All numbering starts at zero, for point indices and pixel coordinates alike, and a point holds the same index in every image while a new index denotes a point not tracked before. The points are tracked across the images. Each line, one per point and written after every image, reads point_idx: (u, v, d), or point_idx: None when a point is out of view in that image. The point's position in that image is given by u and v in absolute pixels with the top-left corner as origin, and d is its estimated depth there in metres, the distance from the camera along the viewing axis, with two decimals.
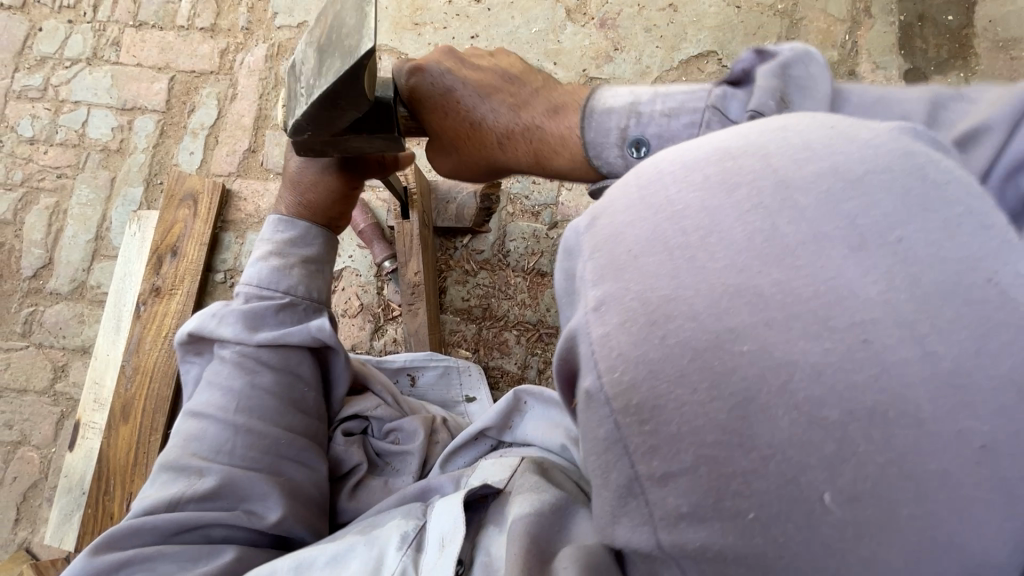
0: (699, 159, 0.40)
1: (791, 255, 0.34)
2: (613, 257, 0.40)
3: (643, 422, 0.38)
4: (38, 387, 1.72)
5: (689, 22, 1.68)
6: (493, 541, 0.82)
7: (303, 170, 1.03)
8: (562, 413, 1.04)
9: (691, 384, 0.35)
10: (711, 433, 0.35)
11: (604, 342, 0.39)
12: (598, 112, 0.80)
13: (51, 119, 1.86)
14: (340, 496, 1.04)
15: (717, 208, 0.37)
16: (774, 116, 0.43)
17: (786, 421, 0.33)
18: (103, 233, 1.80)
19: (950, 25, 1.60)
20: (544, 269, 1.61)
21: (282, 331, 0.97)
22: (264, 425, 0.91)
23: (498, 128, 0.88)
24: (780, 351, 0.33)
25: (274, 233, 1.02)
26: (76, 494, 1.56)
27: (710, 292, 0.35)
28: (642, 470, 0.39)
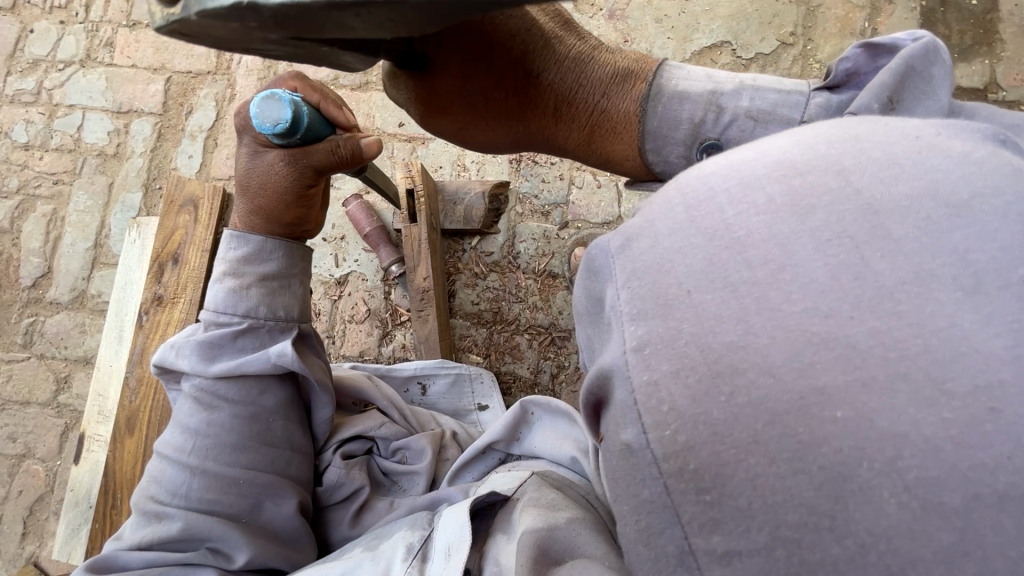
0: (762, 175, 0.39)
1: (891, 300, 0.33)
2: (661, 296, 0.39)
3: (704, 491, 0.35)
4: (41, 399, 1.69)
5: (701, 12, 1.62)
6: (502, 550, 0.76)
7: (251, 172, 0.89)
8: (572, 424, 1.00)
9: (767, 454, 0.33)
10: (794, 513, 0.32)
11: (651, 391, 0.38)
12: (670, 95, 0.75)
13: (45, 123, 1.82)
14: (342, 524, 0.99)
15: (791, 240, 0.36)
16: (837, 125, 0.43)
17: (893, 506, 0.30)
18: (102, 240, 1.75)
19: (973, 9, 1.54)
20: (555, 270, 1.57)
21: (238, 360, 0.89)
22: (220, 466, 0.87)
23: (560, 91, 0.78)
24: (881, 420, 0.31)
25: (228, 250, 0.92)
26: (83, 508, 1.53)
27: (788, 342, 0.33)
28: (698, 543, 0.36)
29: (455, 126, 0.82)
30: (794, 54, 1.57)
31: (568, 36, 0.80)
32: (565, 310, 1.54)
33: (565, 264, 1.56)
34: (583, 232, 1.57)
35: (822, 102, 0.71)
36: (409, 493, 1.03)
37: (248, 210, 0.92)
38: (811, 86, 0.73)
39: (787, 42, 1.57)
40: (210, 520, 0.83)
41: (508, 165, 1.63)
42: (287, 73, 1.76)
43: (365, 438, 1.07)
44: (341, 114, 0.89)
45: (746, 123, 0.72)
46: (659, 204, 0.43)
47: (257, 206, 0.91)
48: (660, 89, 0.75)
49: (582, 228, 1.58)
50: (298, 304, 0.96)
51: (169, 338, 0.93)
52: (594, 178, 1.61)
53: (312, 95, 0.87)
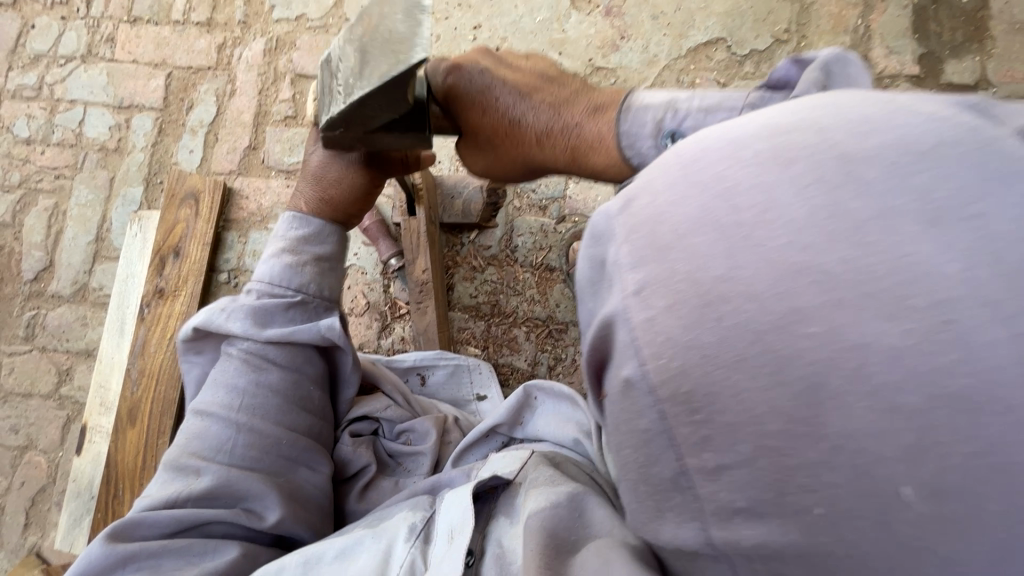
0: (747, 136, 0.41)
1: (862, 231, 0.34)
2: (657, 242, 0.41)
3: (695, 411, 0.38)
4: (43, 390, 1.71)
5: (697, 9, 1.64)
6: (505, 532, 0.78)
7: (326, 165, 0.98)
8: (575, 408, 1.02)
9: (749, 369, 0.35)
10: (775, 423, 0.35)
11: (648, 326, 0.40)
12: (634, 109, 0.78)
13: (46, 119, 1.83)
14: (350, 498, 1.01)
15: (775, 186, 0.38)
16: (823, 94, 0.44)
17: (862, 408, 0.32)
18: (104, 234, 1.77)
19: (965, 7, 1.56)
20: (553, 264, 1.58)
21: (292, 328, 0.93)
22: (266, 426, 0.89)
23: (537, 127, 0.86)
24: (850, 332, 0.33)
25: (289, 229, 0.99)
26: (85, 499, 1.55)
27: (770, 270, 0.36)
28: (690, 462, 0.39)
29: (474, 159, 0.95)
30: (788, 50, 1.59)
31: (551, 85, 0.89)
32: (562, 304, 1.56)
33: (563, 258, 1.58)
34: (582, 225, 1.59)
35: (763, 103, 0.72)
36: (413, 473, 1.05)
37: (314, 198, 0.99)
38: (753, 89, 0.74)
39: (781, 38, 1.60)
40: (251, 478, 0.84)
41: None
42: (287, 68, 1.78)
43: (371, 419, 1.09)
44: None
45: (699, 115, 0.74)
46: (659, 166, 0.45)
47: (325, 195, 0.98)
48: (630, 106, 0.79)
49: (579, 222, 1.60)
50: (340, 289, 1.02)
51: (216, 304, 0.95)
52: None
53: None
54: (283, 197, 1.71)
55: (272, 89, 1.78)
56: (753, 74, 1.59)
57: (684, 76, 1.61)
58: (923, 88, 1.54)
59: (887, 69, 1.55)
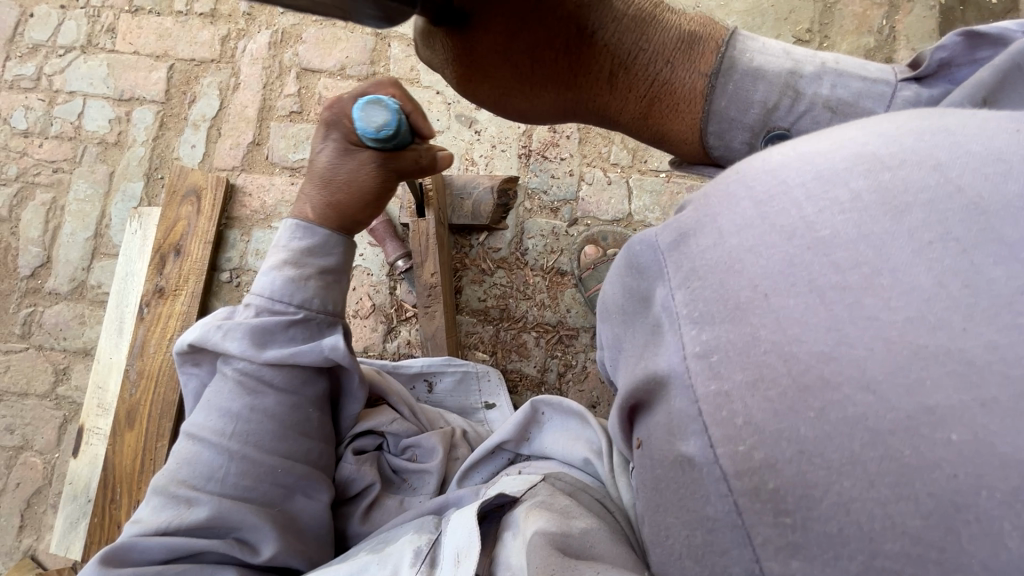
0: (841, 170, 0.39)
1: (1004, 311, 0.31)
2: (733, 300, 0.38)
3: (783, 513, 0.33)
4: (40, 390, 1.67)
5: (717, 6, 1.59)
6: (511, 551, 0.73)
7: (335, 167, 0.93)
8: (584, 425, 0.98)
9: (863, 476, 0.31)
10: (893, 542, 0.30)
11: (720, 402, 0.37)
12: (739, 75, 0.76)
13: (45, 110, 1.78)
14: (351, 520, 0.98)
15: (887, 243, 0.35)
16: (924, 118, 0.41)
17: (1017, 539, 0.27)
18: (102, 230, 1.72)
19: (994, 9, 1.51)
20: (564, 268, 1.54)
21: (291, 350, 0.89)
22: (260, 454, 0.85)
23: (619, 56, 0.79)
24: (1001, 444, 0.28)
25: (291, 239, 0.93)
26: (81, 502, 1.51)
27: (888, 356, 0.32)
28: (770, 565, 0.34)
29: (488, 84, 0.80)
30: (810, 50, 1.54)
31: None
32: (573, 308, 1.52)
33: (574, 262, 1.53)
34: (594, 228, 1.55)
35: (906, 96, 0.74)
36: (418, 492, 1.01)
37: (321, 203, 0.94)
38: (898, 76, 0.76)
39: (803, 38, 1.55)
40: (244, 510, 0.81)
41: (518, 160, 1.61)
42: (292, 62, 1.73)
43: (376, 433, 1.05)
44: (426, 125, 0.93)
45: (820, 113, 0.75)
46: (721, 197, 0.43)
47: (333, 199, 0.94)
48: (732, 63, 0.76)
49: (591, 225, 1.56)
50: (344, 302, 0.97)
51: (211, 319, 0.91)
52: (605, 174, 1.58)
53: (406, 103, 0.91)
54: (286, 195, 1.67)
55: (277, 83, 1.73)
56: None
57: None
58: None
59: None
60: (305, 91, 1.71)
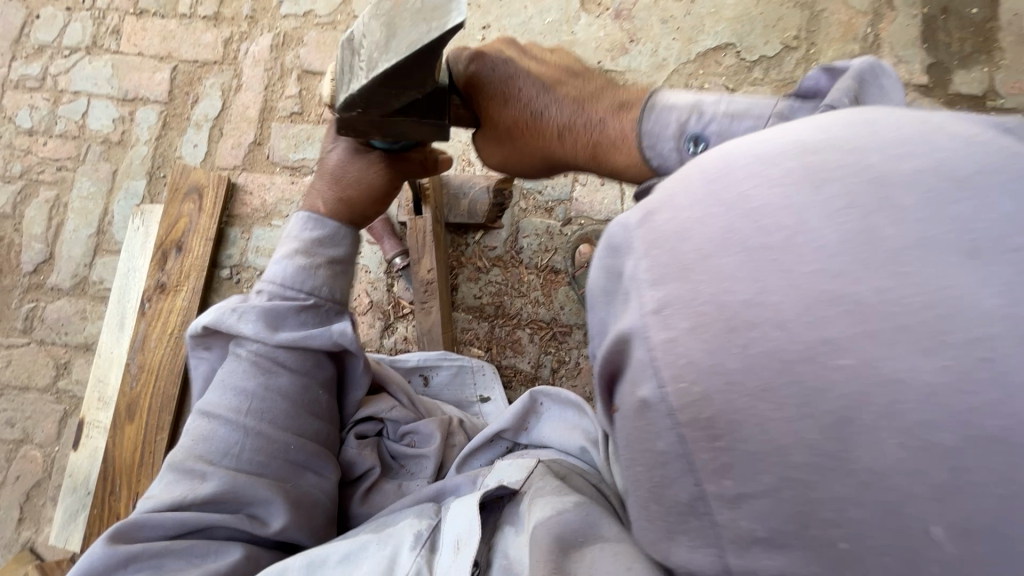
0: (778, 153, 0.41)
1: (897, 262, 0.34)
2: (681, 260, 0.40)
3: (717, 437, 0.37)
4: (40, 384, 1.69)
5: (707, 14, 1.64)
6: (510, 542, 0.77)
7: (345, 166, 0.99)
8: (581, 414, 1.01)
9: (776, 398, 0.35)
10: (801, 456, 0.34)
11: (669, 348, 0.39)
12: (658, 108, 0.76)
13: (50, 110, 1.81)
14: (353, 500, 1.01)
15: (805, 207, 0.37)
16: (856, 110, 0.44)
17: (893, 447, 0.32)
18: (105, 227, 1.75)
19: (974, 18, 1.56)
20: (557, 266, 1.58)
21: (303, 333, 0.92)
22: (275, 430, 0.88)
23: (559, 121, 0.84)
24: (882, 365, 0.32)
25: (302, 230, 0.97)
26: (81, 494, 1.53)
27: (800, 299, 0.35)
28: (709, 488, 0.38)
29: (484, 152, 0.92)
30: (797, 57, 1.59)
31: (576, 82, 0.87)
32: (567, 306, 1.55)
33: (568, 260, 1.57)
34: (587, 227, 1.59)
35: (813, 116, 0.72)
36: (416, 476, 1.04)
37: (332, 199, 0.99)
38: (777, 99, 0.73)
39: (791, 45, 1.60)
40: (257, 483, 0.84)
41: None
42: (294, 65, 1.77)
43: (377, 419, 1.08)
44: None
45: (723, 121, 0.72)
46: (683, 180, 0.44)
47: (343, 195, 0.99)
48: (654, 103, 0.77)
49: (585, 224, 1.59)
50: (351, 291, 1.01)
51: (225, 302, 0.94)
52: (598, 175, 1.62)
53: None
54: (286, 193, 1.70)
55: (279, 84, 1.77)
56: (761, 79, 1.59)
57: (692, 81, 1.61)
58: (931, 97, 1.54)
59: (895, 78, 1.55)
60: (306, 93, 1.75)
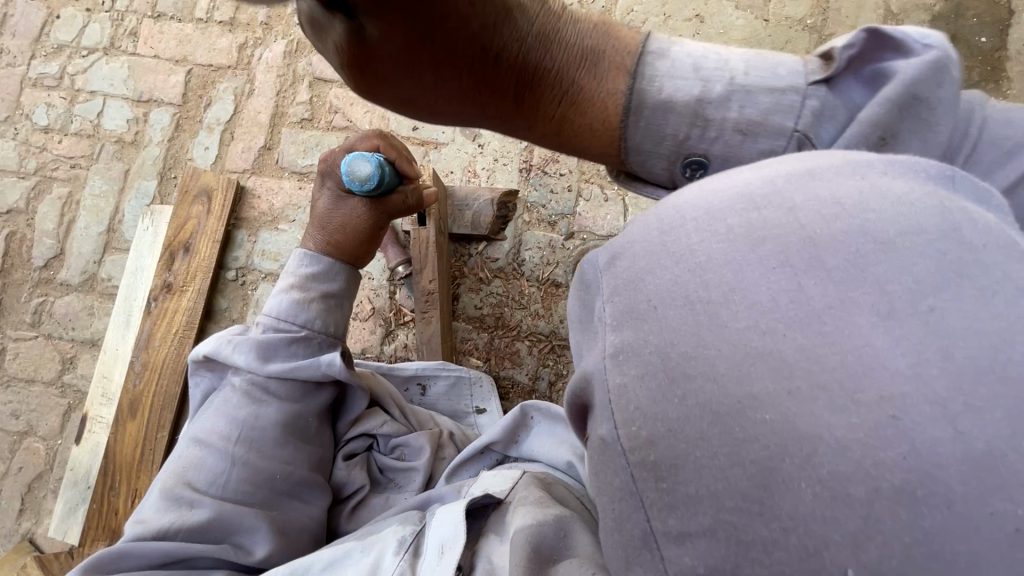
0: (725, 208, 0.42)
1: (819, 321, 0.35)
2: (635, 310, 0.42)
3: (661, 478, 0.38)
4: (46, 377, 1.72)
5: (715, 34, 1.65)
6: (494, 548, 0.78)
7: (333, 211, 1.06)
8: (568, 430, 1.03)
9: (710, 447, 0.36)
10: (731, 498, 0.35)
11: (621, 392, 0.41)
12: (661, 76, 0.62)
13: (66, 108, 1.85)
14: (340, 517, 1.03)
15: (742, 265, 0.39)
16: (802, 159, 0.46)
17: (809, 494, 0.33)
18: (115, 225, 1.78)
19: (983, 46, 1.57)
20: (559, 280, 1.59)
21: (293, 363, 0.96)
22: (263, 459, 0.90)
23: (518, 69, 0.66)
24: (804, 420, 0.34)
25: (298, 266, 1.03)
26: (82, 488, 1.56)
27: (733, 352, 0.37)
28: (655, 524, 0.38)
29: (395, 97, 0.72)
30: None
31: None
32: (566, 319, 1.57)
33: (569, 274, 1.59)
34: (589, 243, 1.60)
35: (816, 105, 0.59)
36: (404, 489, 1.05)
37: (321, 242, 1.05)
38: (808, 77, 0.60)
39: None
40: (242, 513, 0.86)
41: (518, 173, 1.66)
42: (306, 72, 1.79)
43: (366, 435, 1.10)
44: (411, 168, 1.08)
45: (733, 137, 0.61)
46: (638, 225, 0.46)
47: (332, 238, 1.05)
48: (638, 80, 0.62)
49: (586, 239, 1.61)
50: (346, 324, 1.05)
51: (225, 333, 0.99)
52: (602, 191, 1.63)
53: (391, 153, 1.06)
54: (293, 199, 1.73)
55: (290, 91, 1.80)
56: None
57: None
58: None
59: None
60: (316, 100, 1.78)
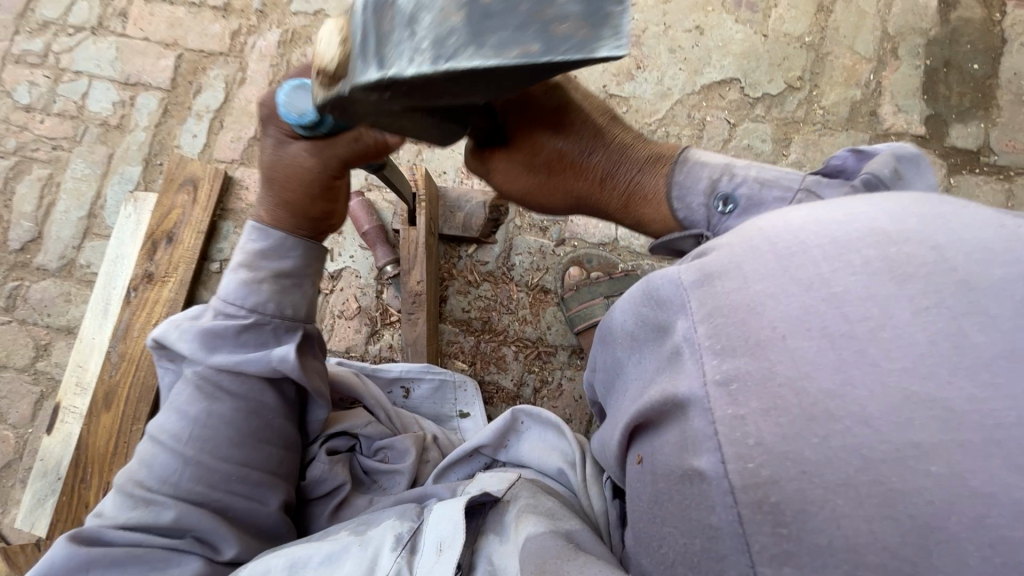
0: (857, 238, 0.47)
1: (988, 371, 0.38)
2: (752, 338, 0.46)
3: (782, 525, 0.40)
4: (18, 364, 1.67)
5: (714, 47, 1.65)
6: (496, 550, 0.79)
7: (275, 166, 0.90)
8: (560, 436, 1.03)
9: (855, 497, 0.38)
10: (875, 556, 0.37)
11: (735, 425, 0.44)
12: (693, 163, 0.83)
13: (49, 87, 1.80)
14: (317, 519, 1.00)
15: (890, 301, 0.42)
16: (925, 202, 0.51)
17: (977, 558, 0.35)
18: (96, 211, 1.74)
19: (975, 74, 1.59)
20: (548, 286, 1.59)
21: (240, 356, 0.89)
22: (214, 460, 0.85)
23: (600, 166, 0.86)
24: (976, 481, 0.36)
25: (249, 242, 0.93)
26: (51, 479, 1.52)
27: (887, 396, 0.39)
28: (763, 568, 0.41)
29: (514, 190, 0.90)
30: (800, 98, 1.61)
31: (615, 126, 0.88)
32: (553, 326, 1.56)
33: (558, 281, 1.58)
34: (580, 250, 1.60)
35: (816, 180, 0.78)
36: (388, 492, 1.04)
37: (271, 204, 0.93)
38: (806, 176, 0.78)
39: (794, 85, 1.61)
40: (200, 513, 0.82)
41: None
42: (299, 63, 1.76)
43: (349, 435, 1.08)
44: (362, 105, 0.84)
45: (755, 185, 0.78)
46: (749, 250, 0.52)
47: (281, 198, 0.92)
48: (685, 157, 0.84)
49: (578, 246, 1.60)
50: (306, 306, 0.96)
51: (177, 316, 0.93)
52: None
53: None
54: None
55: (283, 81, 1.76)
56: (763, 117, 1.61)
57: (695, 113, 1.62)
58: (928, 149, 1.56)
59: (894, 127, 1.57)
60: None
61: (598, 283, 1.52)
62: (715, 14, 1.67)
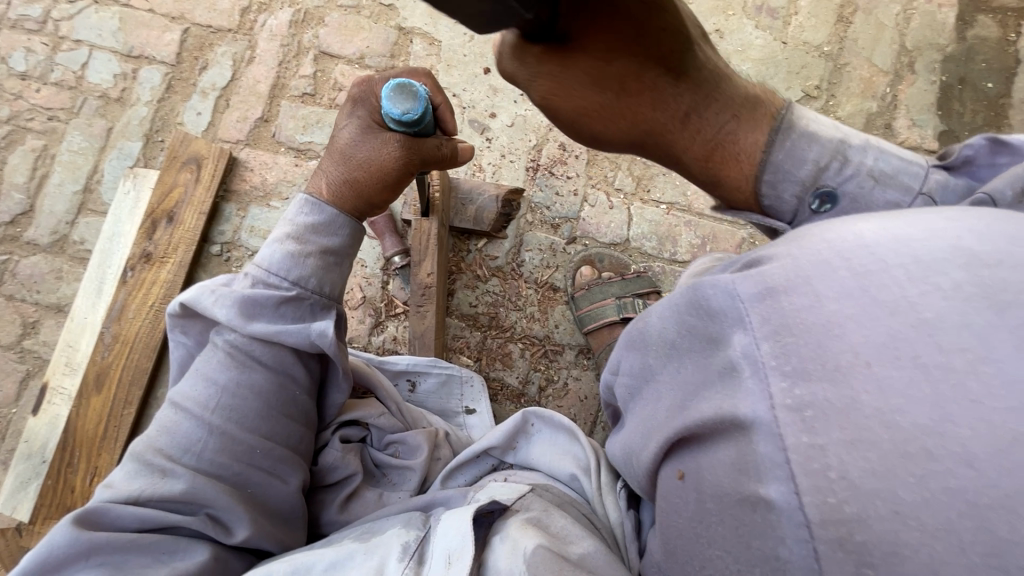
0: (943, 260, 0.47)
1: None
2: (834, 362, 0.44)
3: (868, 566, 0.38)
4: (4, 342, 1.60)
5: (733, 51, 1.64)
6: (499, 557, 0.74)
7: (357, 146, 0.89)
8: (572, 441, 1.01)
9: (958, 543, 0.36)
10: None
11: (813, 453, 0.42)
12: (799, 134, 0.75)
13: (47, 55, 1.73)
14: (326, 508, 0.98)
15: (990, 333, 0.41)
16: (1008, 223, 0.51)
17: None
18: (93, 185, 1.67)
19: (989, 92, 1.60)
20: (557, 284, 1.57)
21: (277, 327, 0.87)
22: (239, 429, 0.84)
23: (687, 103, 0.77)
24: None
25: (298, 214, 0.91)
26: (36, 461, 1.45)
27: (992, 439, 0.37)
28: None
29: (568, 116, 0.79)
30: (817, 107, 1.61)
31: (702, 53, 0.77)
32: (562, 325, 1.54)
33: (568, 279, 1.56)
34: (591, 249, 1.58)
35: (940, 178, 0.74)
36: (398, 488, 1.02)
37: (338, 183, 0.91)
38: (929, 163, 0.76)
39: (811, 94, 1.61)
40: (217, 488, 0.80)
41: (525, 172, 1.63)
42: (311, 45, 1.72)
43: (361, 424, 1.06)
44: (452, 120, 0.93)
45: (866, 180, 0.74)
46: (821, 263, 0.50)
47: (352, 179, 0.90)
48: (792, 126, 0.76)
49: (589, 245, 1.59)
50: (341, 286, 0.95)
51: (210, 282, 0.90)
52: (608, 199, 1.61)
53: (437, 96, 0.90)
54: (289, 175, 1.65)
55: (293, 62, 1.72)
56: None
57: None
58: None
59: (907, 140, 1.58)
60: (320, 75, 1.70)
61: (610, 283, 1.50)
62: (735, 17, 1.66)
